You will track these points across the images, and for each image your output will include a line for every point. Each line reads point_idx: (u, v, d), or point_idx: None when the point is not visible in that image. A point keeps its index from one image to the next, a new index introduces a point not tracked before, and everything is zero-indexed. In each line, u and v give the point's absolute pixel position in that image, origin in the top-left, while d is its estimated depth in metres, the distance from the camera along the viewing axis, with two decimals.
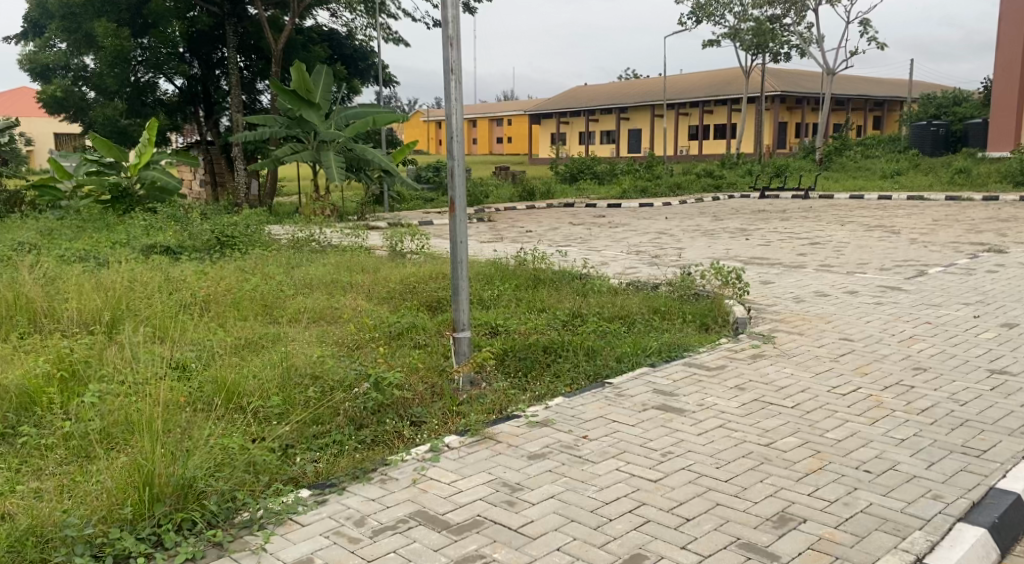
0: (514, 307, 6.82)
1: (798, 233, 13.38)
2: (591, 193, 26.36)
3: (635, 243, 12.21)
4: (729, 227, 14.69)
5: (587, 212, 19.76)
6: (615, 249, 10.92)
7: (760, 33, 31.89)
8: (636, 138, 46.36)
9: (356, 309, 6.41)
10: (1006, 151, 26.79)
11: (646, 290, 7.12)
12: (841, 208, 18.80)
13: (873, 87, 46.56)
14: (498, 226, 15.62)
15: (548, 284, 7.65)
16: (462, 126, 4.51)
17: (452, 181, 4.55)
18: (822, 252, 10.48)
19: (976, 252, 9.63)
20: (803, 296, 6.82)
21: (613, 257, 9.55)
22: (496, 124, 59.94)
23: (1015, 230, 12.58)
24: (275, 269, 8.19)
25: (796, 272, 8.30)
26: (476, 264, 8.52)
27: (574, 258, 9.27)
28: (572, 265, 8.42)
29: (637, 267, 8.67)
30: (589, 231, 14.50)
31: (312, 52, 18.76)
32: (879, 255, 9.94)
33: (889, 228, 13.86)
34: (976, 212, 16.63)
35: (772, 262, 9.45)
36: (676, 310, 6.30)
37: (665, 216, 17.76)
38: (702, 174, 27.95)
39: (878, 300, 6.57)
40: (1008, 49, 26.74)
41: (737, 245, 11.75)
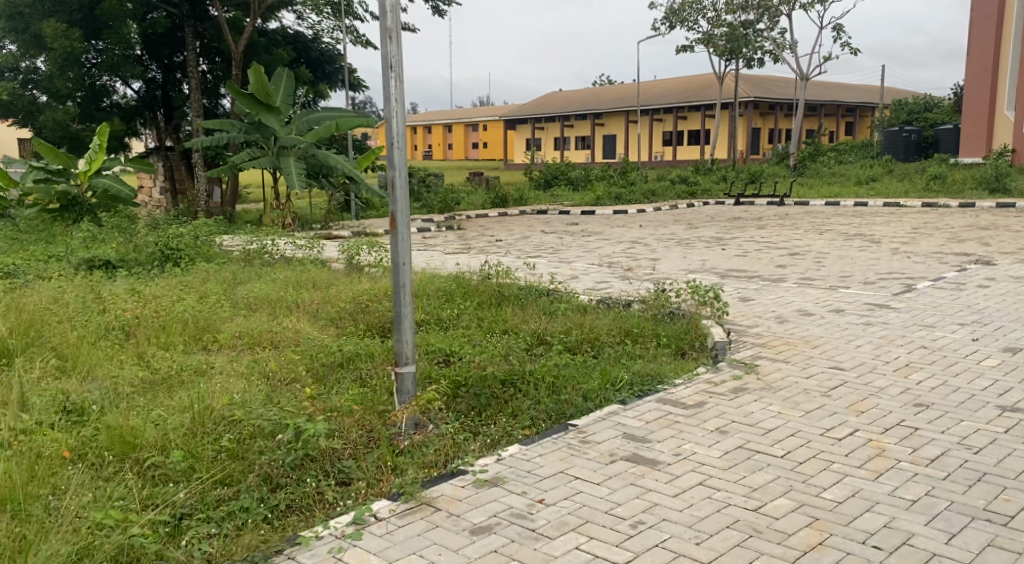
0: (473, 329, 6.27)
1: (776, 242, 12.94)
2: (565, 200, 25.89)
3: (608, 253, 11.71)
4: (704, 236, 14.23)
5: (560, 219, 19.26)
6: (586, 261, 10.40)
7: (733, 39, 31.68)
8: (611, 143, 46.00)
9: (297, 335, 5.86)
10: (979, 156, 26.61)
11: (617, 309, 6.59)
12: (818, 215, 18.44)
13: (846, 93, 46.56)
14: (467, 235, 15.08)
15: (512, 301, 7.09)
16: (404, 131, 3.94)
17: (392, 195, 3.99)
18: (801, 264, 10.03)
19: (960, 264, 9.22)
20: (786, 315, 6.32)
21: (584, 270, 9.02)
22: (470, 130, 59.41)
23: (998, 239, 12.21)
24: (219, 286, 7.60)
25: (777, 287, 7.81)
26: (436, 278, 7.96)
27: (542, 272, 8.73)
28: (540, 280, 7.86)
29: (609, 282, 8.14)
30: (560, 240, 13.99)
31: (275, 55, 18.10)
32: (861, 267, 9.49)
33: (868, 237, 13.48)
34: (953, 219, 16.31)
35: (751, 275, 8.97)
36: (650, 332, 5.77)
37: (638, 225, 17.31)
38: (677, 181, 27.57)
39: (866, 321, 6.07)
40: (979, 55, 26.71)
41: (713, 255, 11.30)
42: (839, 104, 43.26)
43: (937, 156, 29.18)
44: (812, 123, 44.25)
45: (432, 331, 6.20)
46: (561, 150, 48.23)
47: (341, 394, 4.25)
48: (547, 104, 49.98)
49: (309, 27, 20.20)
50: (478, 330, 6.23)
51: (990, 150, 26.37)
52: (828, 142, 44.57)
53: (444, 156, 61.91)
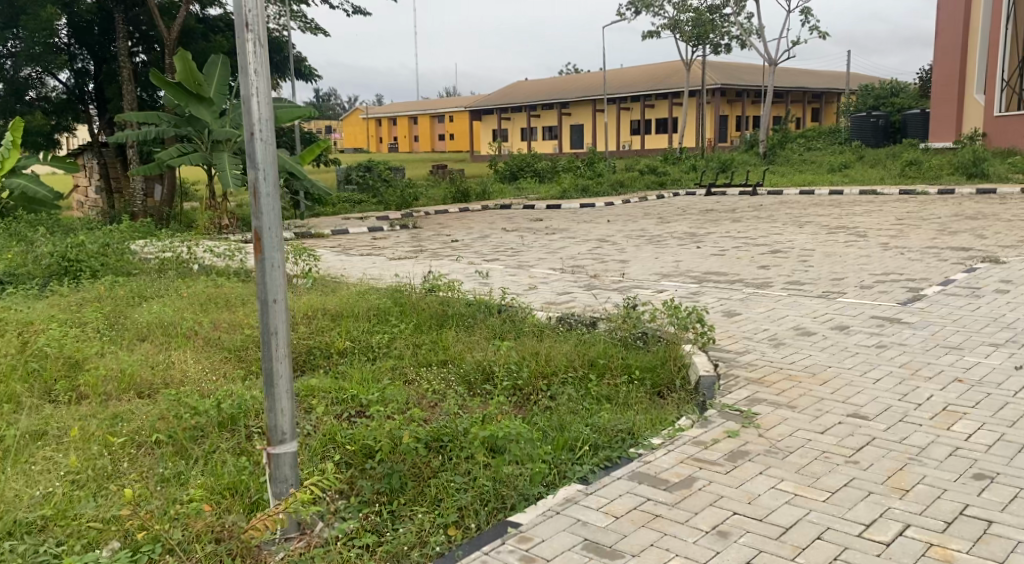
0: (405, 362, 5.16)
1: (754, 238, 11.97)
2: (531, 193, 24.83)
3: (573, 254, 10.65)
4: (677, 232, 13.24)
5: (523, 215, 18.20)
6: (548, 266, 9.34)
7: (699, 24, 30.73)
8: (579, 133, 45.02)
9: (187, 373, 4.72)
10: (949, 141, 25.87)
11: (581, 332, 5.49)
12: (794, 205, 17.59)
13: (813, 79, 45.93)
14: (422, 234, 13.98)
15: (457, 321, 5.96)
16: (269, 118, 2.82)
17: (255, 204, 2.83)
18: (786, 265, 9.01)
19: (962, 266, 8.26)
20: (781, 336, 5.26)
21: (545, 277, 7.94)
22: (437, 121, 58.31)
23: (992, 232, 11.35)
24: (108, 308, 6.38)
25: (765, 295, 6.78)
26: (371, 293, 6.79)
27: (496, 282, 7.63)
28: (492, 294, 6.74)
29: (573, 292, 7.06)
30: (521, 240, 12.91)
31: (213, 42, 16.72)
32: (854, 269, 8.49)
33: (851, 230, 12.55)
34: (935, 209, 15.47)
35: (733, 281, 7.94)
36: (618, 366, 4.70)
37: (605, 219, 16.28)
38: (646, 171, 26.68)
39: (877, 341, 5.04)
40: (946, 38, 26.03)
41: (688, 256, 10.28)
42: (806, 90, 42.60)
43: (908, 141, 28.53)
44: (779, 110, 43.66)
45: (357, 366, 5.10)
46: (529, 140, 47.13)
47: (198, 483, 3.15)
48: (512, 93, 48.82)
49: None
50: (412, 363, 5.14)
51: (960, 135, 25.63)
52: (796, 129, 43.88)
53: (410, 148, 60.56)
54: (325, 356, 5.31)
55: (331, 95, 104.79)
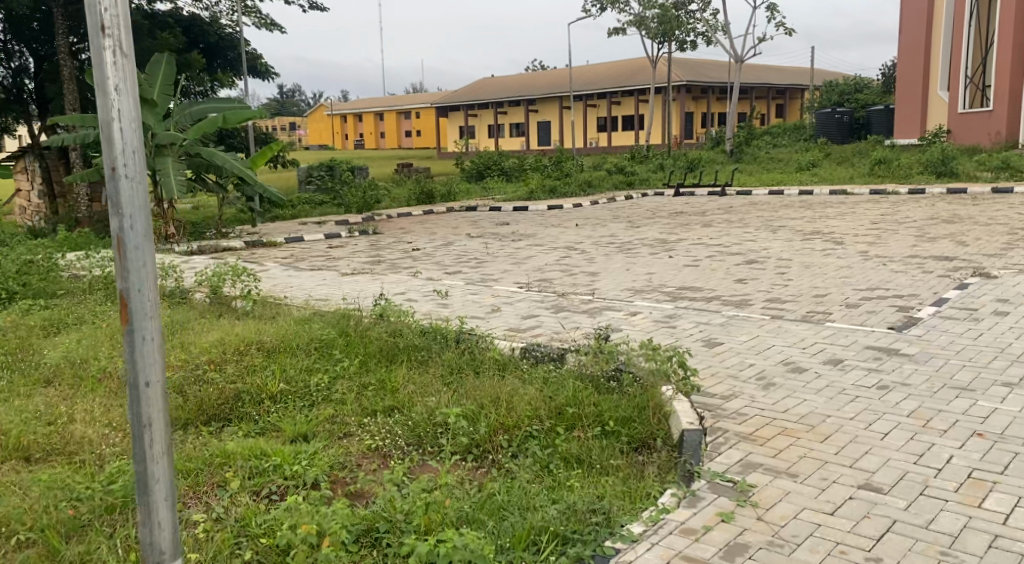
0: (347, 409, 4.53)
1: (727, 246, 11.48)
2: (497, 194, 24.20)
3: (539, 266, 10.07)
4: (647, 238, 12.74)
5: (487, 218, 17.58)
6: (512, 281, 8.75)
7: (665, 20, 30.24)
8: (546, 130, 44.48)
9: (86, 431, 4.00)
10: (914, 138, 25.69)
11: (548, 369, 4.89)
12: (765, 207, 17.21)
13: (778, 76, 45.79)
14: (382, 241, 13.34)
15: (410, 355, 5.32)
16: (141, 150, 2.22)
17: (121, 261, 2.22)
18: (764, 278, 8.51)
19: (948, 281, 7.83)
20: (770, 373, 4.71)
21: (509, 297, 7.35)
22: (403, 118, 57.55)
23: (972, 239, 10.97)
24: (12, 344, 5.59)
25: (746, 318, 6.25)
26: (315, 319, 6.10)
27: (455, 304, 7.03)
28: (449, 321, 6.10)
29: (539, 316, 6.47)
30: (484, 248, 12.32)
31: (160, 39, 15.85)
32: (836, 283, 8.02)
33: (826, 236, 12.10)
34: (909, 211, 15.13)
35: (710, 300, 7.41)
36: (590, 416, 4.11)
37: (573, 223, 15.74)
38: (614, 171, 26.21)
39: (877, 381, 4.51)
40: (911, 33, 25.83)
41: (660, 267, 9.75)
42: (771, 87, 42.42)
43: (873, 138, 28.35)
44: (744, 107, 43.52)
45: (292, 416, 4.46)
46: (495, 137, 46.50)
47: None
48: (478, 89, 48.15)
49: (205, 9, 17.99)
50: (356, 411, 4.52)
51: (925, 132, 25.46)
52: (762, 125, 43.73)
53: (376, 145, 59.64)
54: (258, 402, 4.66)
55: (295, 90, 103.29)
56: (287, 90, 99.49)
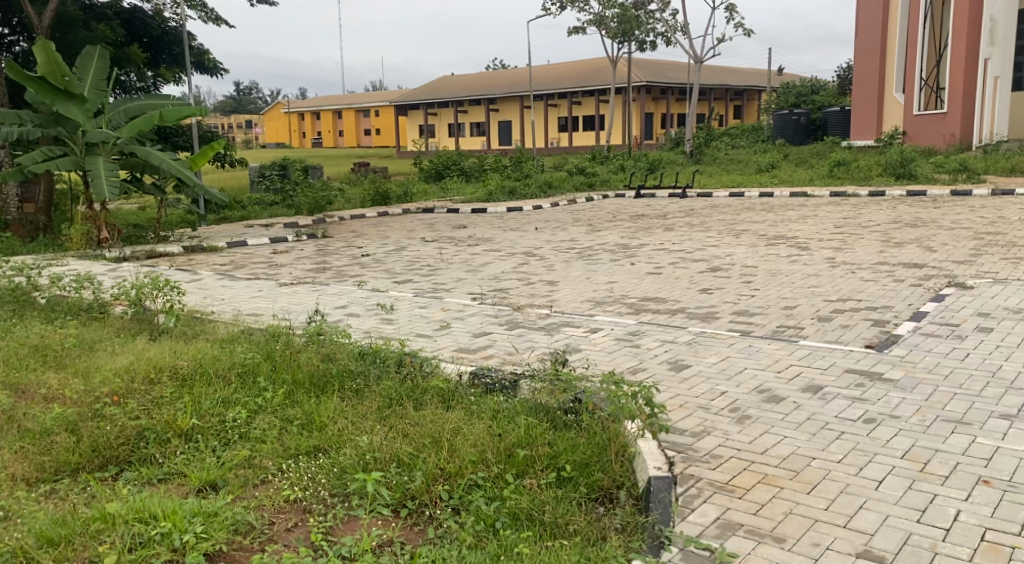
0: (266, 450, 3.97)
1: (689, 252, 11.06)
2: (456, 195, 23.68)
3: (494, 274, 9.56)
4: (607, 243, 12.30)
5: (443, 221, 17.01)
6: (465, 292, 8.21)
7: (625, 20, 29.93)
8: (507, 130, 44.00)
9: None
10: (871, 139, 25.66)
11: (498, 400, 4.37)
12: (727, 210, 16.91)
13: (736, 77, 45.79)
14: (331, 246, 12.73)
15: (344, 382, 4.76)
16: None
17: None
18: (729, 288, 8.08)
19: (921, 291, 7.45)
20: (743, 405, 4.22)
21: (460, 311, 6.82)
22: (362, 116, 56.74)
23: (938, 244, 10.67)
24: None
25: (715, 334, 5.79)
26: (241, 342, 5.47)
27: (401, 319, 6.49)
28: (391, 342, 5.54)
29: (491, 334, 5.94)
30: (438, 253, 11.75)
31: (96, 31, 14.97)
32: (805, 294, 7.60)
33: (791, 240, 11.75)
34: (871, 215, 14.88)
35: (674, 314, 6.96)
36: (543, 460, 3.60)
37: (531, 227, 15.26)
38: (574, 172, 25.77)
39: (863, 413, 4.06)
40: (868, 36, 25.77)
41: (621, 275, 9.29)
42: (730, 88, 42.35)
43: (831, 139, 28.30)
44: (703, 108, 43.45)
45: (201, 459, 3.87)
46: (456, 136, 45.93)
47: None
48: (438, 88, 47.51)
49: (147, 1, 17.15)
50: (277, 453, 3.95)
51: (881, 133, 25.48)
52: (720, 126, 43.71)
53: (334, 144, 58.73)
54: (165, 441, 4.07)
55: (252, 88, 101.66)
56: (244, 87, 97.91)
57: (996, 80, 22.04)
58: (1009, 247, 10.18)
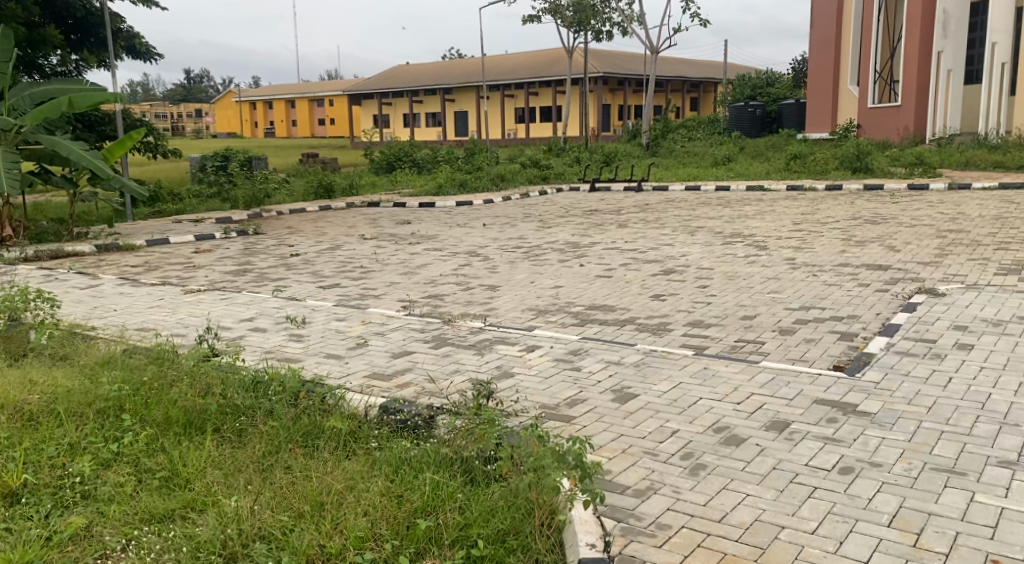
0: (111, 517, 3.20)
1: (642, 251, 10.42)
2: (405, 188, 22.87)
3: (431, 277, 8.81)
4: (557, 241, 11.62)
5: (388, 216, 16.20)
6: (395, 299, 7.45)
7: (580, 10, 29.35)
8: (463, 121, 43.17)
9: None
10: (825, 132, 25.38)
11: (407, 443, 3.63)
12: (683, 205, 16.35)
13: (692, 68, 45.41)
14: (260, 244, 11.89)
15: (227, 423, 3.99)
16: None
17: None
18: (684, 294, 7.43)
19: (889, 298, 6.85)
20: (697, 450, 3.54)
21: (382, 323, 6.05)
22: (316, 105, 55.46)
23: (902, 243, 10.16)
24: None
25: (666, 353, 5.10)
26: (114, 368, 4.66)
27: (313, 335, 5.72)
28: (293, 368, 4.75)
29: (412, 354, 5.18)
30: (374, 252, 10.97)
31: (7, 11, 13.84)
32: (764, 301, 6.97)
33: (748, 238, 11.18)
34: (830, 210, 14.40)
35: (622, 326, 6.29)
36: (452, 534, 2.89)
37: (479, 223, 14.52)
38: (528, 164, 25.05)
39: (837, 461, 3.41)
40: (823, 28, 25.42)
41: (568, 279, 8.60)
42: (686, 80, 41.92)
43: (787, 132, 27.99)
44: (660, 101, 43.03)
45: (21, 531, 3.10)
46: (411, 127, 44.92)
47: None
48: (391, 78, 46.47)
49: None
50: (124, 522, 3.18)
51: (836, 127, 25.20)
52: (676, 118, 43.37)
53: (288, 134, 57.34)
54: None
55: (204, 75, 99.35)
56: (195, 74, 95.63)
57: (949, 73, 21.37)
58: (975, 246, 9.67)
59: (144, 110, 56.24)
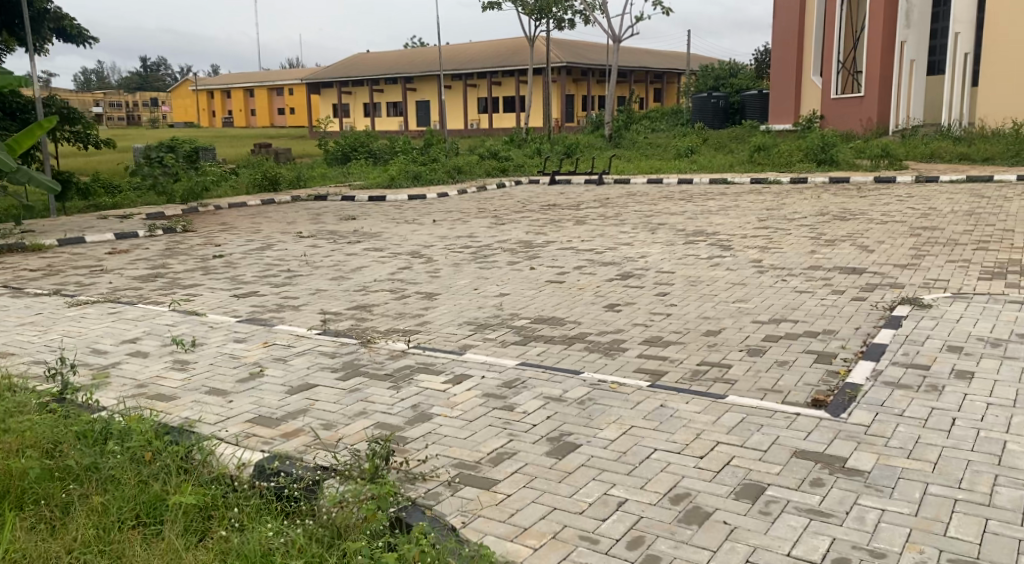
0: None
1: (599, 251, 9.63)
2: (356, 180, 21.87)
3: (363, 283, 7.92)
4: (508, 240, 10.79)
5: (333, 211, 15.26)
6: (314, 310, 6.58)
7: None
8: (423, 111, 42.14)
9: None
10: (788, 123, 24.84)
11: (274, 528, 2.82)
12: (645, 199, 15.61)
13: (655, 59, 44.77)
14: (185, 244, 10.94)
15: (50, 497, 3.14)
16: None
17: None
18: (640, 304, 6.65)
19: (868, 309, 6.10)
20: (647, 533, 2.76)
21: (287, 346, 5.18)
22: (275, 94, 53.99)
23: (877, 242, 9.45)
24: None
25: (615, 386, 4.27)
26: None
27: (202, 364, 4.86)
28: (157, 415, 3.87)
29: (311, 390, 4.33)
30: (307, 252, 10.06)
31: None
32: (730, 313, 6.20)
33: (711, 237, 10.44)
34: (798, 205, 13.72)
35: (569, 345, 5.47)
36: None
37: (429, 219, 13.65)
38: (486, 156, 24.15)
39: (828, 550, 2.64)
40: (786, 18, 24.81)
41: (514, 285, 7.77)
42: (649, 70, 41.21)
43: (750, 123, 27.46)
44: (623, 91, 42.31)
45: None
46: (371, 116, 43.70)
47: None
48: (349, 66, 45.25)
49: None
50: None
51: (799, 118, 24.67)
52: (639, 109, 42.70)
53: (246, 123, 55.75)
54: None
55: (161, 63, 96.95)
56: (151, 62, 93.14)
57: (911, 64, 21.03)
58: (952, 246, 9.00)
59: (96, 98, 54.31)
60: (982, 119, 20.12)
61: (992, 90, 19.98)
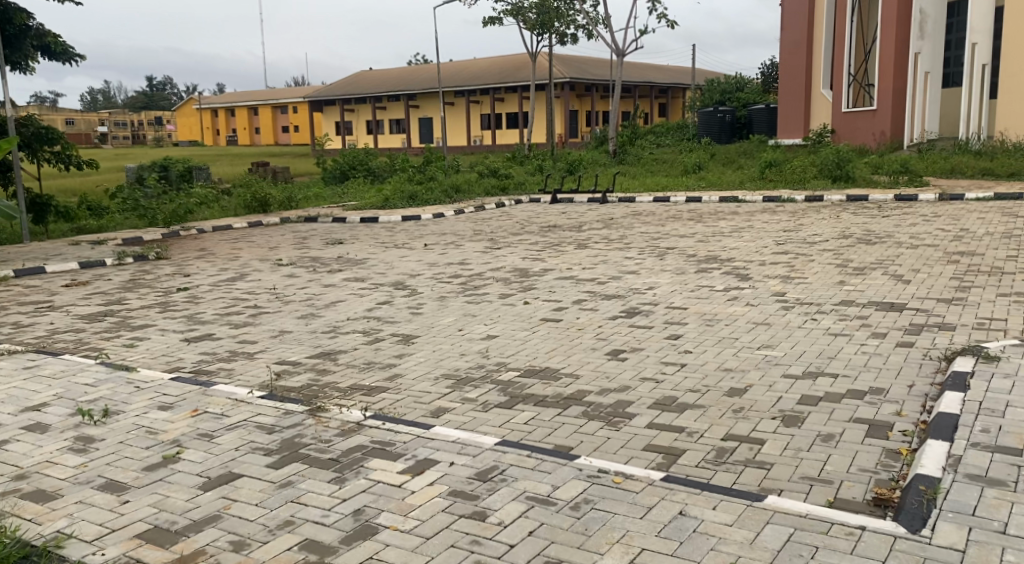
0: None
1: (603, 281, 8.70)
2: (351, 199, 21.00)
3: (334, 323, 6.98)
4: (504, 267, 9.86)
5: (320, 234, 14.36)
6: (270, 360, 5.65)
7: (544, 11, 27.70)
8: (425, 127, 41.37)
9: None
10: (798, 138, 23.90)
11: None
12: (653, 219, 14.65)
13: (660, 73, 43.99)
14: (152, 273, 10.02)
15: None
16: None
17: None
18: (649, 350, 5.70)
19: (919, 360, 5.14)
20: None
21: (219, 415, 4.23)
22: (278, 112, 53.38)
23: (911, 271, 8.49)
24: None
25: (620, 478, 3.32)
26: None
27: (108, 443, 3.91)
28: (15, 530, 2.95)
29: (232, 485, 3.39)
30: (281, 283, 9.14)
31: None
32: (755, 364, 5.24)
33: (726, 264, 9.50)
34: (817, 226, 12.76)
35: (564, 409, 4.51)
36: None
37: (421, 243, 12.74)
38: (487, 173, 23.25)
39: None
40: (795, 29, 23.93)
41: (505, 324, 6.83)
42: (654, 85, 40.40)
43: (760, 138, 26.51)
44: (628, 106, 41.50)
45: None
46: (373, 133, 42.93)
47: None
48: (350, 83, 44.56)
49: None
50: None
51: (809, 132, 23.75)
52: (644, 125, 41.87)
53: (249, 142, 55.13)
54: None
55: (166, 81, 96.59)
56: (156, 81, 92.87)
57: (926, 76, 20.08)
58: (997, 275, 8.04)
59: (98, 116, 53.63)
60: (1003, 131, 19.11)
61: (1012, 101, 19.00)
